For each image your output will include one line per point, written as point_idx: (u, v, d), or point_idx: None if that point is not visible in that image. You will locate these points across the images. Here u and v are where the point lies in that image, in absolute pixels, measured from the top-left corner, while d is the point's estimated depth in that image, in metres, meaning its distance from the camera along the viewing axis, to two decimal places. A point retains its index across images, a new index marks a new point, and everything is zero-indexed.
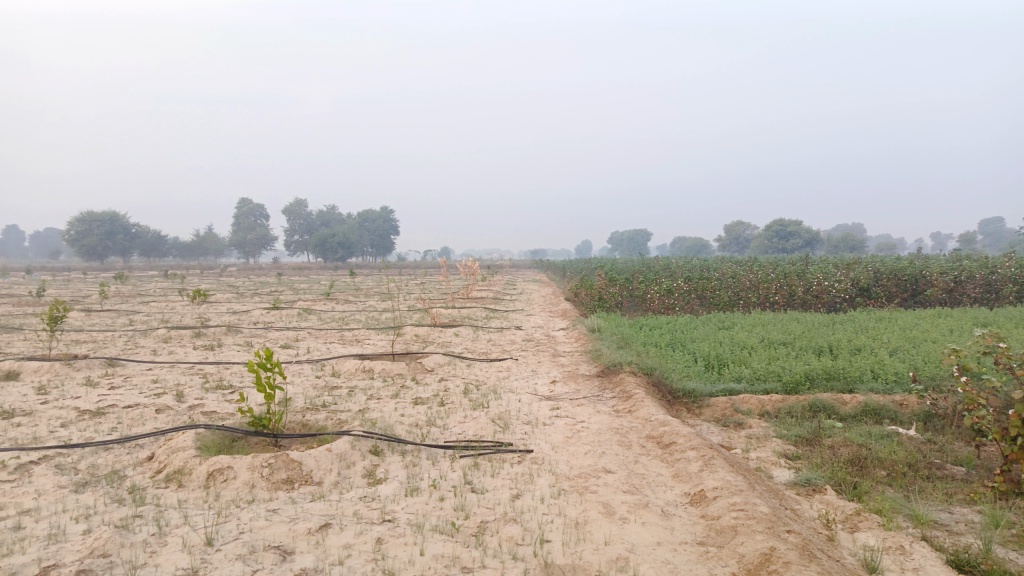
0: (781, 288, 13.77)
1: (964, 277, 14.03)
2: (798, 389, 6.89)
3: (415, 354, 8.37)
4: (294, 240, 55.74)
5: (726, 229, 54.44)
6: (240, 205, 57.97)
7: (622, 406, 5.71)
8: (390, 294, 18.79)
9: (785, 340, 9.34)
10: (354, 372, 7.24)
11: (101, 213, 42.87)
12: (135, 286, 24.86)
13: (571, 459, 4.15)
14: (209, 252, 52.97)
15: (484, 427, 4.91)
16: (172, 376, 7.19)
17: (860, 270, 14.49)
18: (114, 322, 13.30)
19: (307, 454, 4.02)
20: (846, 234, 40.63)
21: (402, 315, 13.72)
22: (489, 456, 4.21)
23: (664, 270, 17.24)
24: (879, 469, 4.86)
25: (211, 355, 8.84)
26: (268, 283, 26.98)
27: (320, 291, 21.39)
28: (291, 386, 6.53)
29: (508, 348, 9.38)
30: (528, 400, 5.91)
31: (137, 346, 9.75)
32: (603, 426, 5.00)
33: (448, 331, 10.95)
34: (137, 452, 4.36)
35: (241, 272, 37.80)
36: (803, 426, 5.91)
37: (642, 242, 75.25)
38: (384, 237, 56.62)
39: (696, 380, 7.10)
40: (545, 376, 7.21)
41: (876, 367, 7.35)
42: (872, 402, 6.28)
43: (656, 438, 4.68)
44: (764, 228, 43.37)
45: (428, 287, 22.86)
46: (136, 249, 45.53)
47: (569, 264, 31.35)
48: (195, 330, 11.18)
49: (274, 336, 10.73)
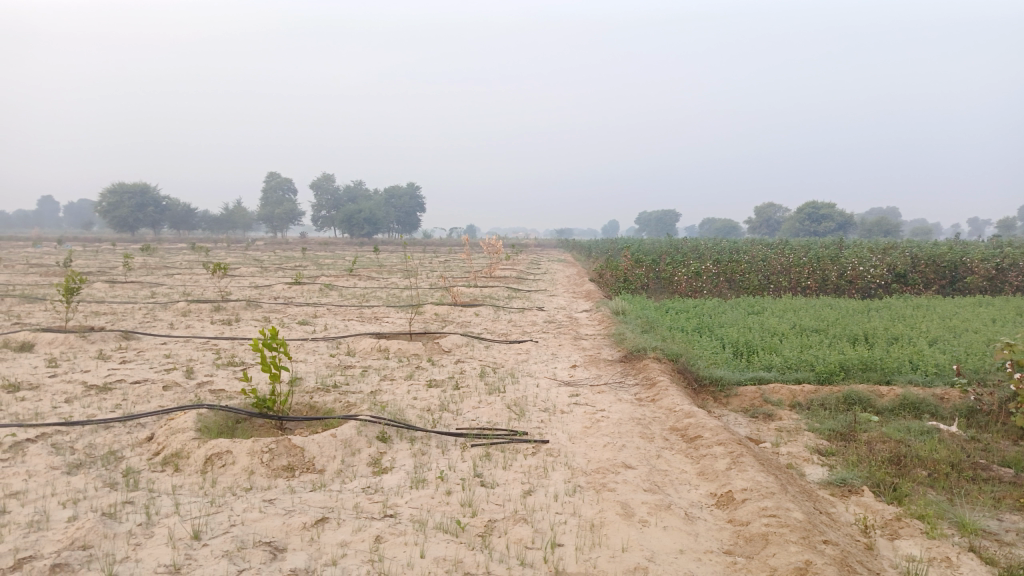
0: (813, 273, 13.33)
1: (1007, 264, 13.47)
2: (831, 379, 6.56)
3: (433, 334, 8.16)
4: (321, 216, 55.84)
5: (756, 211, 53.40)
6: (269, 180, 58.25)
7: (645, 394, 5.45)
8: (413, 272, 18.63)
9: (817, 327, 8.98)
10: (370, 351, 7.04)
11: (133, 185, 43.26)
12: (163, 258, 25.00)
13: (589, 452, 3.90)
14: (238, 226, 53.31)
15: (499, 414, 4.68)
16: (186, 351, 7.06)
17: (897, 255, 13.98)
18: (137, 294, 13.27)
19: (310, 439, 3.81)
20: (881, 218, 39.60)
21: (424, 293, 13.52)
22: (502, 446, 3.97)
23: (691, 252, 16.83)
24: (920, 469, 4.55)
25: (228, 329, 8.71)
26: (293, 258, 27.00)
27: (345, 267, 21.31)
28: (304, 364, 6.36)
29: (529, 329, 9.15)
30: (547, 385, 5.67)
31: (155, 319, 9.65)
32: (625, 415, 4.73)
33: (469, 310, 10.71)
34: (137, 432, 4.20)
35: (269, 246, 38.01)
36: (837, 420, 5.60)
37: (670, 224, 74.28)
38: (411, 214, 56.56)
39: (723, 367, 6.81)
40: (566, 360, 6.96)
41: (915, 358, 6.98)
42: (910, 395, 5.94)
43: (680, 430, 4.41)
44: (796, 211, 42.45)
45: (452, 265, 22.66)
46: (166, 221, 45.98)
47: (595, 245, 30.96)
48: (214, 304, 11.09)
49: (293, 312, 10.59)
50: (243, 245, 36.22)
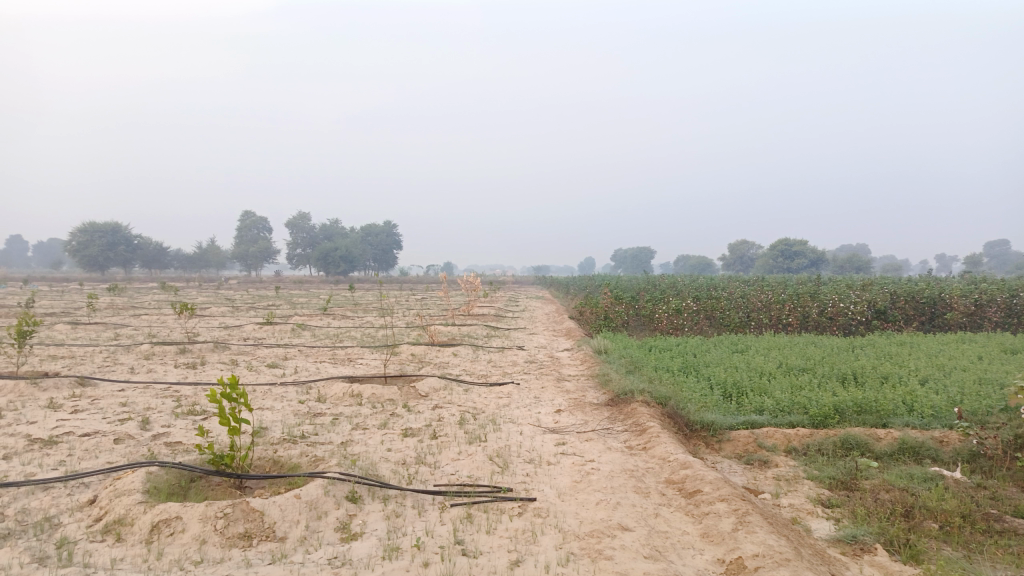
0: (793, 310, 13.18)
1: (985, 300, 13.44)
2: (825, 423, 6.28)
3: (409, 377, 7.79)
4: (296, 254, 55.25)
5: (730, 248, 53.76)
6: (244, 218, 57.66)
7: (635, 442, 5.12)
8: (388, 310, 18.22)
9: (804, 365, 8.75)
10: (342, 396, 6.64)
11: (104, 224, 42.50)
12: (131, 297, 24.31)
13: (581, 511, 3.56)
14: (211, 264, 52.51)
15: (480, 467, 4.32)
16: (144, 398, 6.61)
17: (876, 291, 13.92)
18: (99, 336, 12.70)
19: (271, 502, 3.42)
20: (853, 254, 39.98)
21: (399, 333, 13.14)
22: (486, 506, 3.61)
23: (670, 289, 16.66)
24: (930, 522, 4.26)
25: (192, 374, 8.24)
26: (266, 297, 26.49)
27: (319, 305, 20.85)
28: (271, 412, 5.94)
29: (510, 370, 8.80)
30: (531, 433, 5.32)
31: (115, 363, 9.14)
32: (616, 467, 4.40)
33: (446, 351, 10.34)
34: (78, 494, 3.77)
35: (241, 284, 37.34)
36: (837, 467, 5.30)
37: (645, 261, 74.63)
38: (387, 252, 56.20)
39: (713, 411, 6.50)
40: (549, 404, 6.62)
41: (909, 399, 6.73)
42: (909, 439, 5.69)
43: (676, 483, 4.09)
44: (769, 248, 42.83)
45: (428, 303, 22.27)
46: (138, 260, 45.11)
47: (572, 282, 30.82)
48: (180, 346, 10.59)
49: (263, 354, 10.14)
50: (215, 285, 35.46)
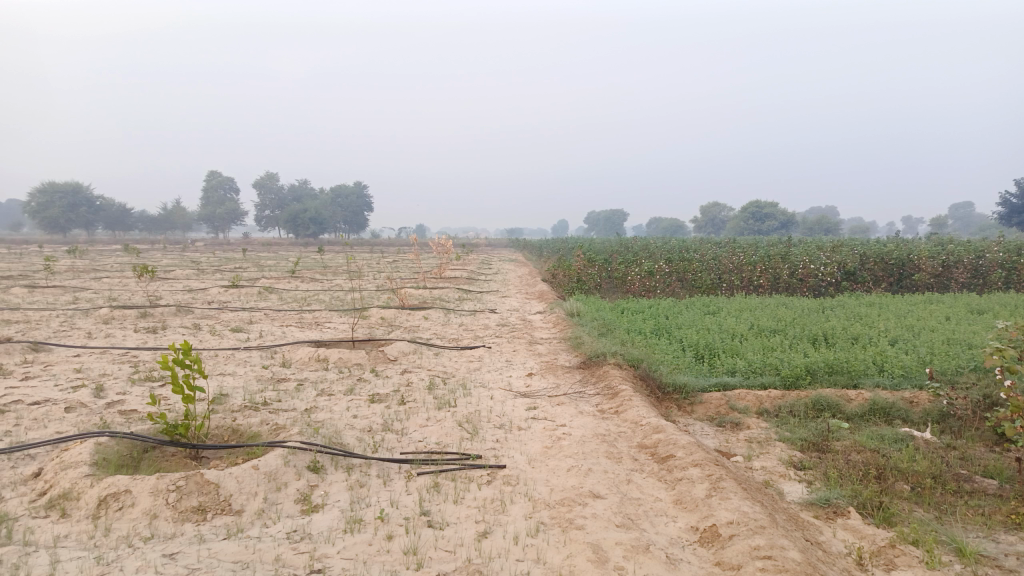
0: (765, 272, 13.19)
1: (952, 262, 13.57)
2: (797, 384, 6.26)
3: (378, 341, 7.61)
4: (264, 215, 54.26)
5: (701, 211, 53.94)
6: (209, 178, 56.29)
7: (608, 405, 5.03)
8: (358, 273, 17.94)
9: (775, 327, 8.74)
10: (307, 361, 6.46)
11: (63, 184, 41.25)
12: (93, 260, 23.63)
13: (552, 478, 3.45)
14: (177, 226, 51.36)
15: (449, 433, 4.20)
16: (100, 365, 6.36)
17: (846, 253, 13.98)
18: (57, 300, 12.30)
19: (227, 474, 3.25)
20: (823, 216, 40.29)
21: (369, 296, 12.93)
22: (453, 475, 3.48)
23: (642, 250, 16.60)
24: (902, 483, 4.24)
25: (152, 339, 7.97)
26: (234, 259, 26.00)
27: (288, 268, 20.44)
28: (233, 378, 5.74)
29: (481, 333, 8.67)
30: (501, 397, 5.20)
31: (71, 328, 8.81)
32: (588, 432, 4.30)
33: (416, 314, 10.17)
34: (23, 466, 3.56)
35: (207, 247, 36.60)
36: (808, 429, 5.28)
37: (618, 223, 74.67)
38: (358, 214, 55.43)
39: (686, 373, 6.45)
40: (521, 367, 6.51)
41: (880, 360, 6.74)
42: (880, 400, 5.69)
43: (649, 448, 4.00)
44: (740, 210, 42.99)
45: (399, 265, 21.99)
46: (101, 222, 43.94)
47: (544, 244, 30.70)
48: (142, 310, 10.27)
49: (227, 318, 9.88)
50: (181, 247, 34.70)
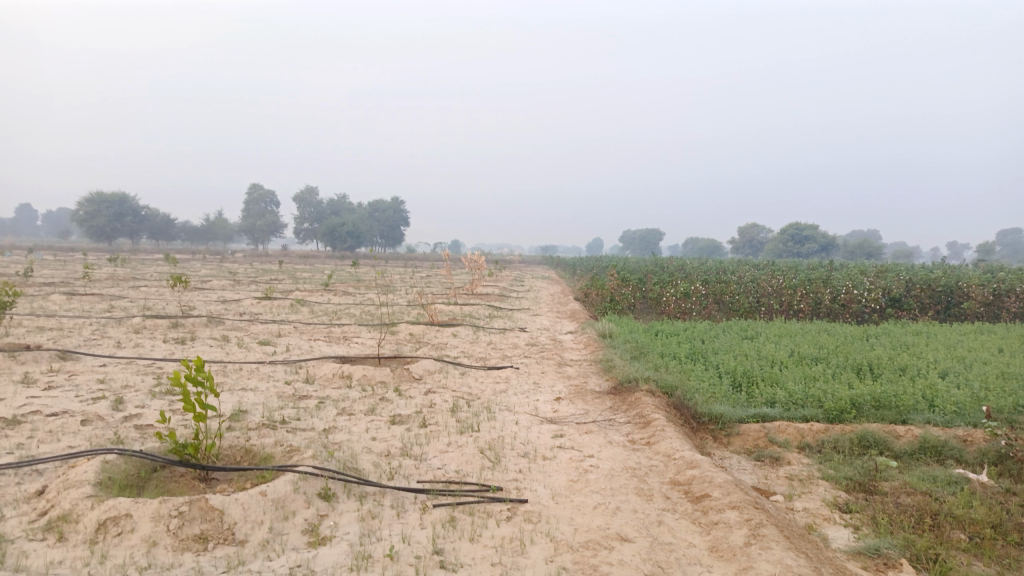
0: (805, 296, 12.77)
1: (1003, 291, 12.98)
2: (841, 418, 5.91)
3: (404, 358, 7.44)
4: (303, 228, 54.95)
5: (739, 232, 53.13)
6: (251, 191, 57.29)
7: (639, 436, 4.77)
8: (391, 288, 17.88)
9: (817, 355, 8.37)
10: (331, 378, 6.31)
11: (111, 194, 42.28)
12: (134, 269, 24.02)
13: (577, 517, 3.22)
14: (218, 237, 52.25)
15: (470, 461, 3.99)
16: (124, 376, 6.30)
17: (890, 279, 13.49)
18: (92, 308, 12.41)
19: (232, 500, 3.09)
20: (864, 240, 39.31)
21: (400, 311, 12.82)
22: (471, 508, 3.27)
23: (678, 271, 16.27)
24: (958, 532, 3.90)
25: (179, 350, 7.91)
26: (270, 271, 26.24)
27: (321, 281, 20.51)
28: (254, 393, 5.61)
29: (510, 353, 8.46)
30: (527, 423, 4.98)
31: (102, 337, 8.83)
32: (617, 464, 4.06)
33: (445, 331, 9.99)
34: (28, 483, 3.44)
35: (245, 258, 37.06)
36: (854, 467, 4.96)
37: (653, 243, 73.96)
38: (394, 228, 55.81)
39: (723, 402, 6.14)
40: (549, 391, 6.28)
41: (930, 394, 6.35)
42: (930, 437, 5.34)
43: (682, 485, 3.74)
44: (779, 232, 42.20)
45: (432, 281, 21.91)
46: (145, 232, 44.93)
47: (579, 261, 30.45)
48: (173, 320, 10.27)
49: (256, 330, 9.83)
50: (220, 258, 35.21)
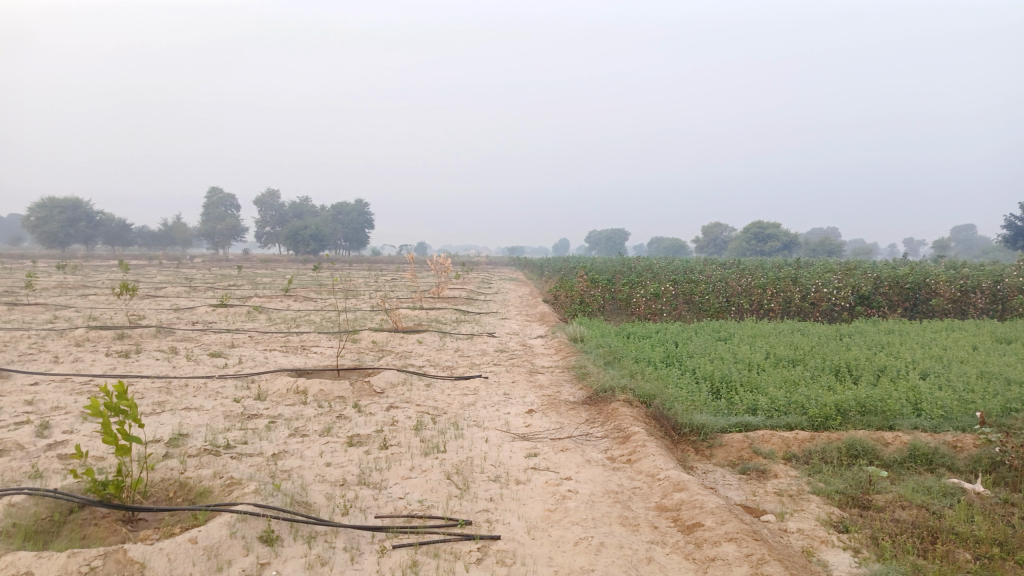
0: (776, 295, 12.60)
1: (970, 287, 12.96)
2: (826, 425, 5.64)
3: (365, 369, 7.00)
4: (265, 232, 53.79)
5: (703, 231, 53.50)
6: (211, 194, 56.03)
7: (618, 452, 4.43)
8: (354, 293, 17.35)
9: (794, 357, 8.12)
10: (285, 393, 5.85)
11: (64, 198, 40.87)
12: (85, 275, 23.01)
13: (557, 556, 2.85)
14: (177, 242, 50.91)
15: (435, 489, 3.59)
16: (55, 396, 5.75)
17: (859, 276, 13.40)
18: (34, 318, 11.71)
19: (156, 550, 2.64)
20: (825, 238, 39.72)
21: (362, 317, 12.34)
22: (436, 550, 2.87)
23: (647, 271, 16.05)
24: (965, 552, 3.61)
25: (121, 365, 7.35)
26: (229, 275, 25.50)
27: (282, 286, 19.90)
28: (198, 413, 5.13)
29: (478, 361, 8.06)
30: (498, 440, 4.60)
31: (39, 352, 8.20)
32: (597, 488, 3.69)
33: (410, 338, 9.55)
34: None
35: (203, 262, 36.10)
36: (845, 479, 4.67)
37: (619, 243, 74.18)
38: (359, 231, 55.00)
39: (703, 411, 5.82)
40: (520, 402, 5.90)
41: (915, 397, 6.11)
42: (921, 445, 5.08)
43: (670, 512, 3.39)
44: (742, 230, 42.51)
45: (396, 284, 21.41)
46: (100, 237, 43.47)
47: (546, 263, 30.18)
48: (120, 331, 9.64)
49: (208, 341, 9.25)
50: (177, 262, 34.20)
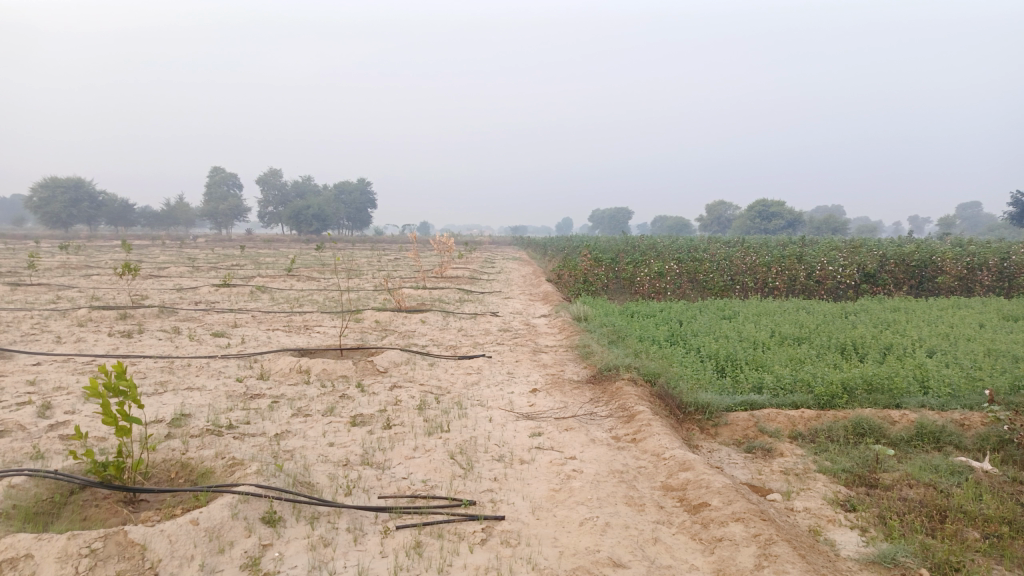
0: (781, 273, 12.52)
1: (977, 264, 12.85)
2: (832, 404, 5.60)
3: (368, 348, 6.96)
4: (268, 212, 53.68)
5: (707, 210, 53.26)
6: (213, 174, 55.85)
7: (623, 432, 4.39)
8: (356, 273, 17.31)
9: (799, 335, 8.06)
10: (288, 373, 5.82)
11: (66, 178, 40.77)
12: (88, 256, 23.00)
13: (562, 537, 2.82)
14: (179, 222, 50.83)
15: (439, 469, 3.56)
16: (58, 376, 5.73)
17: (865, 254, 13.30)
18: (37, 299, 11.69)
19: (157, 532, 2.60)
20: (830, 216, 39.50)
21: (365, 297, 12.29)
22: (440, 530, 2.84)
23: (650, 250, 15.95)
24: (973, 531, 3.57)
25: (124, 345, 7.32)
26: (232, 255, 25.47)
27: (284, 266, 19.86)
28: (200, 393, 5.10)
29: (481, 340, 8.02)
30: (501, 420, 4.57)
31: (41, 332, 8.17)
32: (602, 468, 3.66)
33: (413, 317, 9.51)
34: None
35: (206, 243, 36.08)
36: (852, 457, 4.63)
37: (622, 221, 74.01)
38: (362, 211, 54.85)
39: (709, 390, 5.78)
40: (524, 381, 5.87)
41: (922, 375, 6.06)
42: (928, 423, 5.03)
43: (676, 491, 3.36)
44: (746, 208, 42.29)
45: (399, 263, 21.36)
46: (103, 217, 43.41)
47: (549, 241, 30.09)
48: (122, 311, 9.61)
49: (211, 321, 9.22)
50: (179, 243, 34.14)
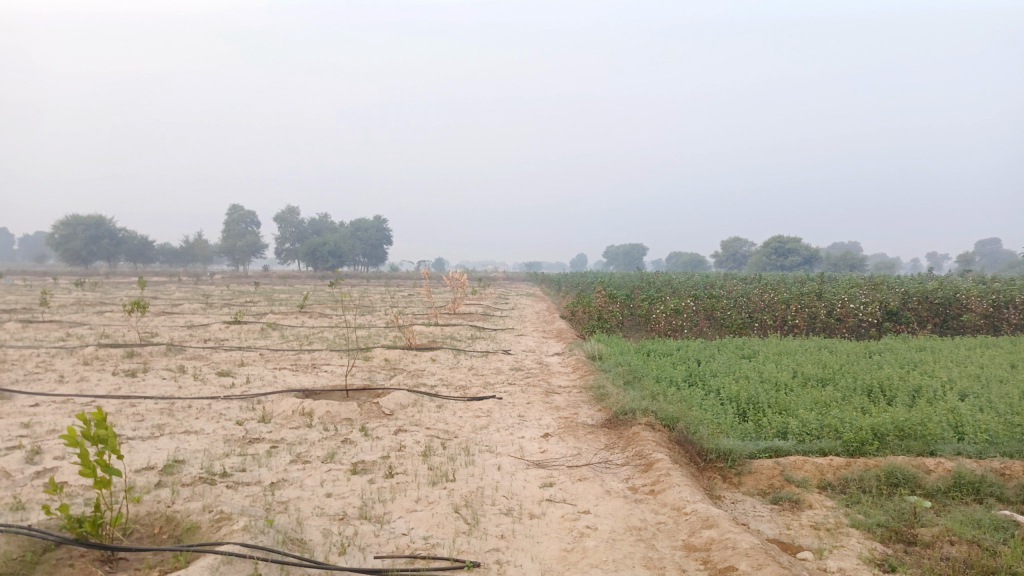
0: (801, 310, 12.21)
1: (1003, 302, 12.48)
2: (862, 450, 5.29)
3: (374, 389, 6.74)
4: (284, 249, 54.00)
5: (722, 246, 53.00)
6: (231, 212, 56.39)
7: (640, 482, 4.12)
8: (368, 310, 17.16)
9: (823, 375, 7.74)
10: (291, 415, 5.60)
11: (86, 216, 41.20)
12: (102, 293, 23.03)
13: None
14: (197, 258, 51.20)
15: (442, 525, 3.31)
16: (53, 418, 5.53)
17: (886, 292, 12.96)
18: (46, 336, 11.58)
19: None
20: (848, 253, 39.08)
21: (376, 334, 12.09)
22: None
23: (666, 287, 15.68)
24: None
25: (126, 385, 7.14)
26: (246, 292, 25.48)
27: (297, 304, 19.74)
28: (197, 438, 4.88)
29: (492, 380, 7.78)
30: (511, 468, 4.32)
31: (45, 371, 8.02)
32: (618, 524, 3.39)
33: (423, 356, 9.29)
34: None
35: (221, 279, 36.23)
36: (886, 510, 4.32)
37: (636, 257, 73.83)
38: (377, 247, 55.03)
39: (730, 435, 5.49)
40: (536, 425, 5.61)
41: (955, 420, 5.74)
42: (967, 471, 4.71)
43: (699, 553, 3.08)
44: (761, 245, 41.99)
45: (412, 300, 21.20)
46: (122, 254, 43.79)
47: (563, 277, 29.90)
48: (129, 349, 9.45)
49: (218, 359, 9.04)
50: (194, 279, 34.24)
